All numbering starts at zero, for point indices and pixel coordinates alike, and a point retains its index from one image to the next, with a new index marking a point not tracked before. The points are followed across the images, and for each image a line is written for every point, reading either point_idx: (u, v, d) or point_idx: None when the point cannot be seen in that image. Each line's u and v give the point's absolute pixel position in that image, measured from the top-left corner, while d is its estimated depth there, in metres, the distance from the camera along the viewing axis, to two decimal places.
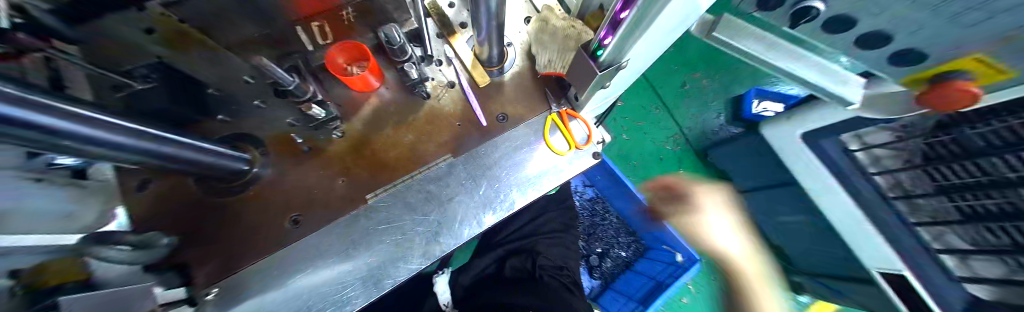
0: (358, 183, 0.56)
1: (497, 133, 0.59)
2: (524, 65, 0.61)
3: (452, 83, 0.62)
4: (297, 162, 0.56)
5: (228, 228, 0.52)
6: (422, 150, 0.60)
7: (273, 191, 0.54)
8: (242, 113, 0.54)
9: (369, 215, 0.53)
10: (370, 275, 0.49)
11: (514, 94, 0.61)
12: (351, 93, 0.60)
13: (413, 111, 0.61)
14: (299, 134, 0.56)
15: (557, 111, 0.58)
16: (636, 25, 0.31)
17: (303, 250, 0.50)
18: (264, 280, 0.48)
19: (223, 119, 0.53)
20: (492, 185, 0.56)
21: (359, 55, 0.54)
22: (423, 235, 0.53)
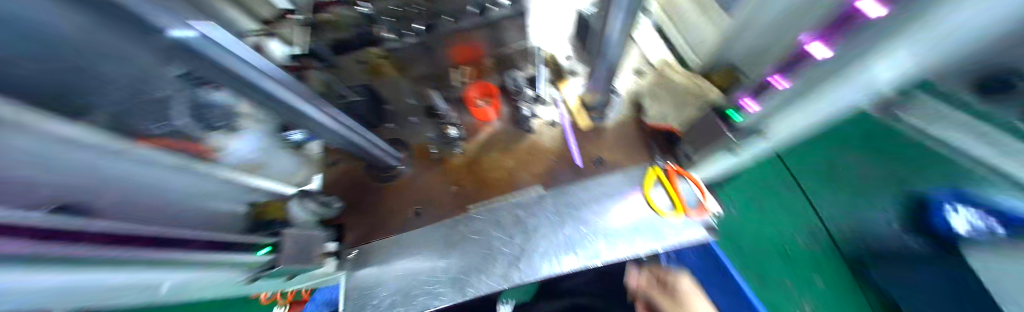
0: (465, 194, 0.67)
1: (592, 176, 0.61)
2: (630, 113, 0.63)
3: (556, 122, 0.68)
4: (428, 167, 0.71)
5: (371, 209, 0.67)
6: (519, 178, 0.66)
7: (404, 185, 0.69)
8: (400, 123, 0.74)
9: (468, 223, 0.62)
10: (459, 278, 0.56)
11: (616, 139, 0.62)
12: (471, 122, 0.73)
13: (516, 141, 0.70)
14: (433, 147, 0.72)
15: (660, 165, 0.56)
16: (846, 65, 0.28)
17: (416, 237, 0.62)
18: (386, 254, 0.61)
19: (391, 127, 0.73)
20: (577, 226, 0.56)
21: (487, 92, 0.69)
22: (507, 257, 0.57)
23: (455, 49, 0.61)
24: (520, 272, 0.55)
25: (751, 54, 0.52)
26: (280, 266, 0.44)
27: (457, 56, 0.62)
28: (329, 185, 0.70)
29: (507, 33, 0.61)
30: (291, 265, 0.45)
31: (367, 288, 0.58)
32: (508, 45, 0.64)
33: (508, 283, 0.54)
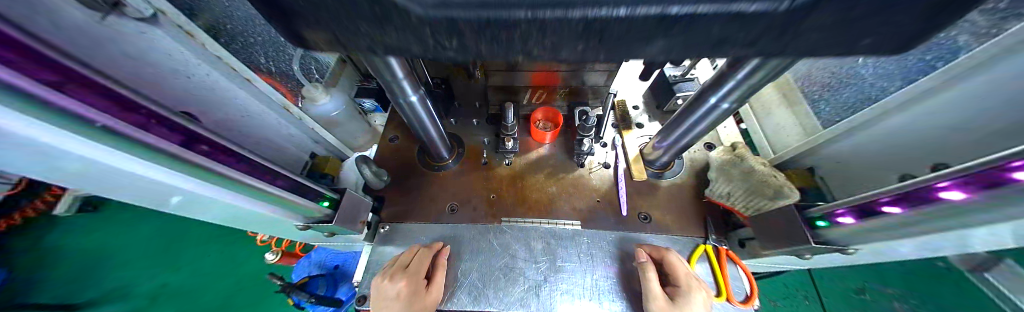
0: (502, 204, 0.67)
1: (634, 229, 0.60)
2: (690, 181, 0.65)
3: (610, 165, 0.69)
4: (474, 169, 0.73)
5: (411, 191, 0.69)
6: (560, 206, 0.66)
7: (448, 178, 0.72)
8: (468, 124, 0.80)
9: (497, 234, 0.62)
10: (475, 286, 0.56)
11: (669, 202, 0.63)
12: (529, 142, 0.77)
13: (566, 170, 0.71)
14: (485, 151, 0.76)
15: (712, 244, 0.56)
16: (936, 219, 0.28)
17: (445, 231, 0.63)
18: (410, 237, 0.62)
19: (455, 123, 0.81)
20: (604, 272, 0.56)
21: (551, 118, 0.73)
22: (529, 282, 0.56)
23: (536, 74, 0.65)
24: (538, 303, 0.53)
25: (845, 169, 0.56)
26: (333, 223, 0.46)
27: (535, 80, 0.67)
28: (386, 155, 0.75)
29: (588, 73, 0.65)
30: (341, 226, 0.48)
31: None
32: (586, 83, 0.69)
33: (523, 309, 0.53)
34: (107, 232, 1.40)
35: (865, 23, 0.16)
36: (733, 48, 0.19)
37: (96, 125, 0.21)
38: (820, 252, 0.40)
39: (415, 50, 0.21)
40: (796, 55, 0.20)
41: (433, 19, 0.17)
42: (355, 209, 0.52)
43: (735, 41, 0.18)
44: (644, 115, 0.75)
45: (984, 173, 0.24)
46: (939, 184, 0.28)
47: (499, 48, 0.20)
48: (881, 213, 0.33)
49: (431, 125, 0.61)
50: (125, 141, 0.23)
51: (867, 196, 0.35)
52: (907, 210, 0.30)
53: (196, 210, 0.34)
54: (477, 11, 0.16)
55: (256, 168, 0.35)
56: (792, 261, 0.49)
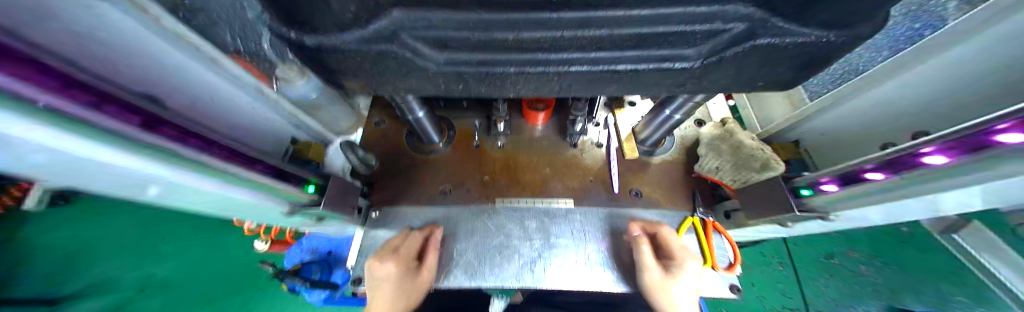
0: (496, 186, 0.67)
1: (627, 205, 0.62)
2: (681, 157, 0.66)
3: (601, 144, 0.70)
4: (466, 152, 0.72)
5: (402, 175, 0.68)
6: (554, 186, 0.66)
7: (440, 162, 0.70)
8: (458, 106, 0.78)
9: (492, 216, 0.62)
10: (472, 265, 0.57)
11: (660, 178, 0.64)
12: (521, 123, 0.76)
13: (559, 150, 0.71)
14: (476, 134, 0.74)
15: (700, 216, 0.57)
16: (919, 185, 0.29)
17: (440, 215, 0.62)
18: (404, 222, 0.62)
19: (444, 105, 0.78)
20: (596, 246, 0.57)
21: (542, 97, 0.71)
22: (525, 259, 0.57)
23: None
24: (534, 278, 0.55)
25: (829, 141, 0.58)
26: (324, 209, 0.45)
27: None
28: (374, 140, 0.72)
29: None
30: (332, 212, 0.47)
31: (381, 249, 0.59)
32: None
33: (520, 284, 0.54)
34: (90, 228, 1.36)
35: (762, 41, 0.27)
36: (674, 69, 0.32)
37: (48, 107, 0.17)
38: (802, 220, 0.43)
39: (428, 89, 0.40)
40: (711, 70, 0.32)
41: (445, 69, 0.35)
42: (345, 194, 0.51)
43: (671, 60, 0.31)
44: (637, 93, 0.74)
45: (972, 137, 0.25)
46: (924, 149, 0.29)
47: (492, 87, 0.39)
48: (864, 181, 0.34)
49: (417, 107, 0.58)
50: (82, 126, 0.20)
51: (851, 165, 0.36)
52: (889, 177, 0.32)
53: (172, 198, 0.32)
54: (474, 66, 0.34)
55: (233, 154, 0.33)
56: (774, 229, 0.52)
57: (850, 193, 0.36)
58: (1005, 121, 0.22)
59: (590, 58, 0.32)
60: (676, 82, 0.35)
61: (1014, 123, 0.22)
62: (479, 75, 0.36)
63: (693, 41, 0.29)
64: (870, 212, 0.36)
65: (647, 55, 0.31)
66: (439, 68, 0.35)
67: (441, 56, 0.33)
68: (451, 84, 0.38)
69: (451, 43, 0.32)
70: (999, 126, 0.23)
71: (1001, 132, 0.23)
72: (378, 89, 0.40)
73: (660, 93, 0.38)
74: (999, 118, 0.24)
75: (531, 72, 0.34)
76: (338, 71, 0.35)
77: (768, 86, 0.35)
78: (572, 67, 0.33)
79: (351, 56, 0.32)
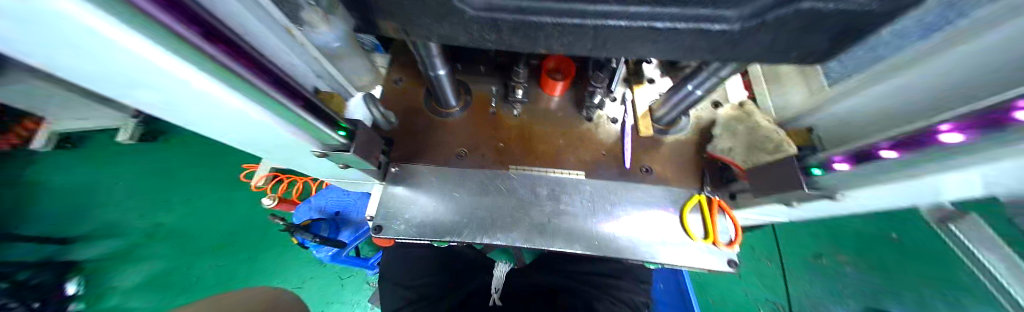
0: (510, 151, 0.68)
1: (636, 180, 0.63)
2: (693, 138, 0.67)
3: (616, 121, 0.71)
4: (482, 117, 0.72)
5: (419, 134, 0.69)
6: (566, 157, 0.67)
7: (456, 125, 0.71)
8: (476, 71, 0.78)
9: (505, 180, 0.63)
10: (484, 223, 0.59)
11: (672, 157, 0.65)
12: (538, 93, 0.76)
13: (574, 123, 0.72)
14: (493, 101, 0.75)
15: (706, 194, 0.60)
16: (935, 162, 0.31)
17: (455, 174, 0.64)
18: (420, 178, 0.63)
19: (462, 68, 0.78)
20: (604, 217, 0.59)
21: (561, 67, 0.70)
22: (535, 221, 0.59)
23: None
24: (542, 238, 0.58)
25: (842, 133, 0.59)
26: (351, 153, 0.47)
27: None
28: (392, 97, 0.73)
29: None
30: (357, 157, 0.48)
31: (399, 202, 0.61)
32: None
33: (529, 243, 0.57)
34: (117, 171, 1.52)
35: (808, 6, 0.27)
36: (712, 31, 0.32)
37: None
38: (809, 199, 0.45)
39: (462, 37, 0.40)
40: (749, 33, 0.32)
41: (482, 14, 0.35)
42: (368, 142, 0.52)
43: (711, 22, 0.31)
44: (658, 72, 0.74)
45: (987, 115, 0.27)
46: (941, 127, 0.30)
47: (525, 39, 0.39)
48: (876, 158, 0.36)
49: (440, 64, 0.58)
50: (155, 23, 0.20)
51: (865, 145, 0.38)
52: (903, 154, 0.33)
53: (215, 118, 0.34)
54: (511, 13, 0.34)
55: (272, 78, 0.33)
56: (781, 210, 0.54)
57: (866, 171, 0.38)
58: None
59: (628, 13, 0.32)
60: (710, 47, 0.35)
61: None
62: (516, 24, 0.36)
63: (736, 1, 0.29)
64: (876, 190, 0.39)
65: (685, 14, 0.31)
66: (476, 13, 0.35)
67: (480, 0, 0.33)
68: (484, 33, 0.38)
69: None
70: (1021, 103, 0.24)
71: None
72: (412, 32, 0.40)
73: (690, 57, 0.38)
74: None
75: (567, 25, 0.35)
76: (373, 8, 0.35)
77: (802, 58, 0.36)
78: (611, 21, 0.33)
79: None
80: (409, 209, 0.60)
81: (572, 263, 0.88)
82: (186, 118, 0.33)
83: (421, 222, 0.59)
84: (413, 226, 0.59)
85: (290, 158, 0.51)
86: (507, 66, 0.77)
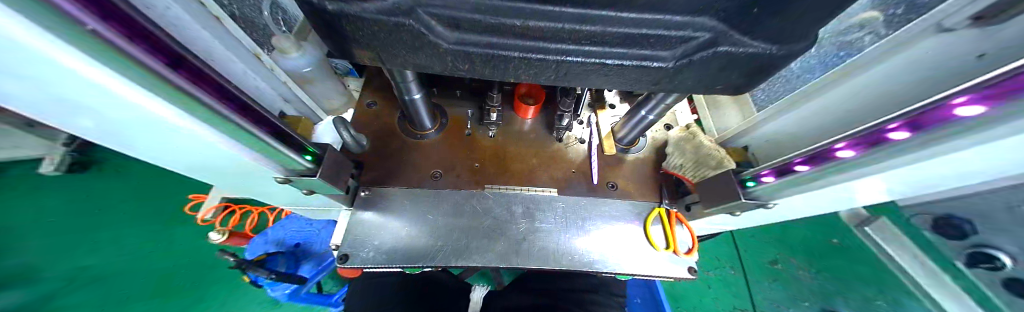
0: (485, 172, 0.70)
1: (603, 195, 0.68)
2: (651, 156, 0.74)
3: (584, 141, 0.76)
4: (457, 139, 0.74)
5: (391, 158, 0.68)
6: (540, 176, 0.71)
7: (431, 147, 0.72)
8: (452, 95, 0.81)
9: (481, 199, 0.64)
10: (460, 245, 0.59)
11: (633, 174, 0.71)
12: (512, 116, 0.80)
13: (546, 144, 0.76)
14: (469, 123, 0.77)
15: (665, 207, 0.66)
16: (835, 170, 0.38)
17: (430, 196, 0.63)
18: (393, 201, 0.62)
19: (437, 92, 0.81)
20: (577, 233, 0.62)
21: (532, 93, 0.76)
22: (511, 240, 0.60)
23: None
24: (518, 258, 0.59)
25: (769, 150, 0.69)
26: (318, 178, 0.45)
27: None
28: (364, 120, 0.72)
29: None
30: (324, 181, 0.46)
31: (369, 229, 0.59)
32: None
33: (505, 264, 0.58)
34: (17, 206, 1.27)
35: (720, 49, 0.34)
36: (653, 67, 0.38)
37: (73, 19, 0.17)
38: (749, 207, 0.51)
39: (436, 67, 0.43)
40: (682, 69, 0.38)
41: (454, 47, 0.38)
42: (338, 166, 0.51)
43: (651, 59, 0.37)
44: (617, 97, 0.82)
45: (869, 134, 0.34)
46: (837, 145, 0.38)
47: (496, 70, 0.43)
48: (793, 171, 0.43)
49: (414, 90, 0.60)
50: (111, 51, 0.20)
51: (784, 160, 0.45)
52: (812, 167, 0.41)
53: (171, 146, 0.32)
54: (483, 48, 0.38)
55: (241, 107, 0.33)
56: (727, 218, 0.60)
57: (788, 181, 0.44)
58: (892, 122, 0.32)
59: (585, 50, 0.37)
60: (653, 79, 0.41)
61: (902, 124, 0.31)
62: (486, 57, 0.39)
63: (668, 44, 0.35)
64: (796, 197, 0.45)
65: (630, 53, 0.37)
66: (449, 47, 0.38)
67: (452, 35, 0.37)
68: (458, 64, 0.41)
69: (461, 24, 0.35)
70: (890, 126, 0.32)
71: (892, 131, 0.32)
72: (387, 62, 0.42)
73: (640, 88, 0.44)
74: (884, 121, 0.33)
75: (533, 60, 0.39)
76: (351, 39, 0.37)
77: (725, 90, 0.44)
78: (569, 57, 0.38)
79: (369, 26, 0.34)
80: (379, 236, 0.58)
81: (550, 282, 0.88)
82: (143, 146, 0.31)
83: (394, 249, 0.57)
84: (384, 253, 0.57)
85: (250, 187, 0.48)
86: (481, 91, 0.81)
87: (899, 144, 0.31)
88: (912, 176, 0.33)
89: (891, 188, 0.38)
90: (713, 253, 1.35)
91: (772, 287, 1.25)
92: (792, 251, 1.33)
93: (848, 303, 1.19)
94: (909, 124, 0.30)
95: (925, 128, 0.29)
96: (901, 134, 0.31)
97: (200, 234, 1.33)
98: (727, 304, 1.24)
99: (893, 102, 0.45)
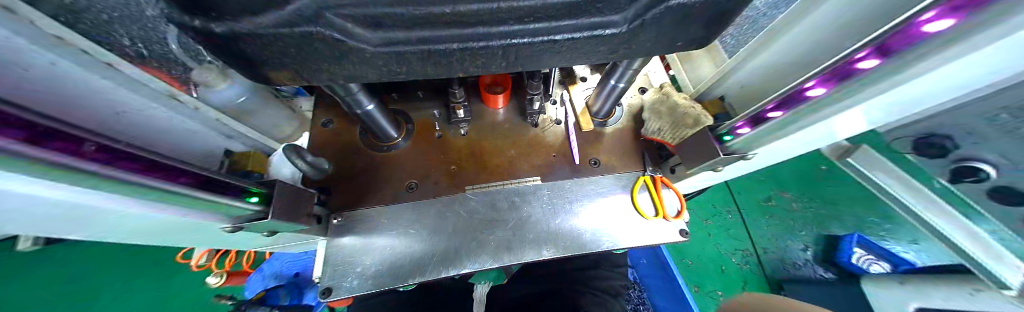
0: (463, 173, 0.67)
1: (587, 174, 0.66)
2: (630, 125, 0.72)
3: (559, 121, 0.73)
4: (427, 142, 0.70)
5: (359, 178, 0.65)
6: (520, 166, 0.68)
7: (402, 157, 0.68)
8: (413, 97, 0.76)
9: (464, 202, 0.62)
10: (449, 253, 0.57)
11: (614, 146, 0.69)
12: (483, 108, 0.76)
13: (521, 130, 0.73)
14: (437, 124, 0.73)
15: (650, 174, 0.64)
16: (811, 113, 0.36)
17: (409, 210, 0.61)
18: (373, 220, 0.59)
19: (398, 96, 0.75)
20: (565, 216, 0.61)
21: (497, 81, 0.71)
22: (499, 239, 0.58)
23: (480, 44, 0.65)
24: (510, 254, 0.57)
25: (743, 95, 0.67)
26: (271, 219, 0.42)
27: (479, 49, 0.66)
28: (325, 141, 0.68)
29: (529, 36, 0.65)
30: (279, 221, 0.43)
31: (351, 255, 0.56)
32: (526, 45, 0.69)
33: (498, 262, 0.56)
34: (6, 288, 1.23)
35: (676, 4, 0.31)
36: (605, 35, 0.35)
37: None
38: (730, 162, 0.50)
39: (372, 74, 0.39)
40: (639, 30, 0.35)
41: (383, 51, 0.34)
42: (293, 200, 0.48)
43: (601, 26, 0.34)
44: (587, 69, 0.79)
45: (838, 67, 0.32)
46: (807, 85, 0.36)
47: (438, 67, 0.38)
48: (768, 119, 0.42)
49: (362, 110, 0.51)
50: None
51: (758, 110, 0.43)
52: (786, 112, 0.39)
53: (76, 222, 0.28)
54: (416, 45, 0.34)
55: (150, 164, 0.29)
56: (711, 175, 0.59)
57: (765, 132, 0.43)
58: (860, 51, 0.30)
59: (530, 29, 0.33)
60: (608, 48, 0.38)
61: (870, 51, 0.28)
62: (420, 54, 0.35)
63: (616, 8, 0.32)
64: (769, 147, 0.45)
65: (580, 24, 0.33)
66: (377, 50, 0.33)
67: (376, 36, 0.32)
68: (393, 67, 0.37)
69: (383, 21, 0.30)
70: (859, 56, 0.29)
71: (861, 61, 0.30)
72: (312, 78, 0.38)
73: (598, 60, 0.41)
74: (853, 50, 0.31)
75: (473, 50, 0.35)
76: (263, 62, 0.32)
77: (689, 45, 0.40)
78: (514, 40, 0.34)
79: (272, 43, 0.29)
80: (362, 260, 0.56)
81: (551, 264, 0.88)
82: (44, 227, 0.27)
83: (382, 270, 0.55)
84: (370, 277, 0.55)
85: (207, 240, 0.45)
86: (444, 88, 0.76)
87: (873, 74, 0.29)
88: (890, 104, 0.31)
89: (871, 118, 0.36)
90: (710, 202, 1.38)
91: (769, 225, 1.30)
92: (785, 185, 1.36)
93: (840, 225, 1.24)
94: (877, 51, 0.28)
95: (894, 53, 0.27)
96: (868, 63, 0.29)
97: (201, 280, 1.31)
98: (728, 248, 1.28)
99: (861, 27, 0.43)
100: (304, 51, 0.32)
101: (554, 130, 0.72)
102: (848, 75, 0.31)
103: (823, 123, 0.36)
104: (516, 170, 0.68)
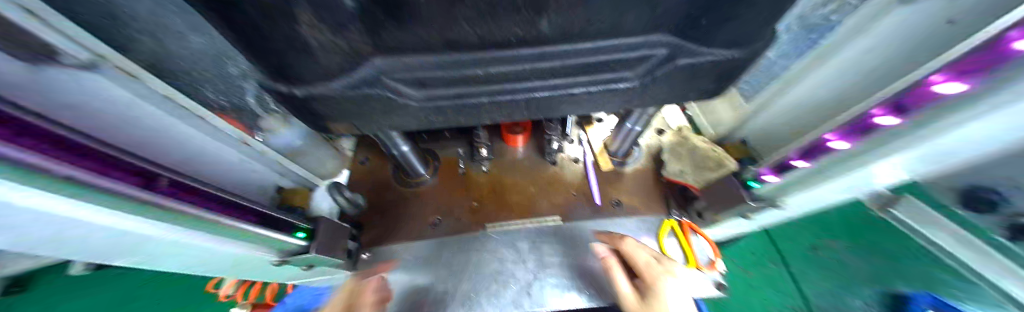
0: (484, 210, 0.69)
1: (609, 216, 0.65)
2: (650, 165, 0.73)
3: (578, 159, 0.75)
4: (451, 180, 0.74)
5: (388, 213, 0.68)
6: (540, 205, 0.69)
7: (427, 193, 0.72)
8: (440, 136, 0.82)
9: (484, 241, 0.63)
10: (467, 296, 0.56)
11: (634, 186, 0.69)
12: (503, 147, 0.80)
13: (541, 168, 0.75)
14: (461, 162, 0.78)
15: (675, 218, 0.63)
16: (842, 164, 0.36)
17: (430, 248, 0.62)
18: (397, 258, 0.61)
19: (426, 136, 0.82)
20: (587, 261, 0.59)
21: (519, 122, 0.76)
22: (519, 283, 0.57)
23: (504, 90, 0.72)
24: (530, 301, 0.55)
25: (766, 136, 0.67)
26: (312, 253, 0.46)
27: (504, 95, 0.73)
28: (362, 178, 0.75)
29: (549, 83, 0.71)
30: (320, 256, 0.47)
31: None
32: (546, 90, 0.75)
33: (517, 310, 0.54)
34: None
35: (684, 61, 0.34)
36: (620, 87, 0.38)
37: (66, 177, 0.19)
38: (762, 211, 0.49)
39: (412, 123, 0.44)
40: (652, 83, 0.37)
41: (425, 105, 0.39)
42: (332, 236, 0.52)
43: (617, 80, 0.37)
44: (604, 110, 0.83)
45: (856, 121, 0.32)
46: (829, 137, 0.36)
47: (469, 115, 0.43)
48: (795, 167, 0.42)
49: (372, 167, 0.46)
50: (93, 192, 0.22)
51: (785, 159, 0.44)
52: (812, 162, 0.39)
53: None
54: (452, 99, 0.39)
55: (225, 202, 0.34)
56: (742, 221, 0.57)
57: (790, 184, 0.44)
58: (873, 108, 0.30)
59: (550, 85, 0.37)
60: (623, 98, 0.41)
61: (885, 109, 0.29)
62: (455, 106, 0.40)
63: (629, 65, 0.35)
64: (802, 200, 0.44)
65: (596, 79, 0.37)
66: (420, 103, 0.39)
67: (420, 93, 0.37)
68: (431, 116, 0.42)
69: (428, 82, 0.36)
70: (873, 113, 0.30)
71: (878, 117, 0.30)
72: (363, 127, 0.44)
73: (614, 109, 0.44)
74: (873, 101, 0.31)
75: (500, 102, 0.40)
76: (327, 115, 0.39)
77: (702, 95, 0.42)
78: (537, 93, 0.38)
79: (337, 102, 0.36)
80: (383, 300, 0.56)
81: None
82: None
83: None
84: None
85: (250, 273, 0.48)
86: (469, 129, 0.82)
87: (892, 129, 0.29)
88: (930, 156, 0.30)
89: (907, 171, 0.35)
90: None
91: None
92: None
93: None
94: (893, 109, 0.29)
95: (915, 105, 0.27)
96: (888, 120, 0.30)
97: None
98: None
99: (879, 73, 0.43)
100: (360, 107, 0.38)
101: (574, 169, 0.74)
102: (864, 131, 0.32)
103: (858, 172, 0.35)
104: (535, 210, 0.68)
